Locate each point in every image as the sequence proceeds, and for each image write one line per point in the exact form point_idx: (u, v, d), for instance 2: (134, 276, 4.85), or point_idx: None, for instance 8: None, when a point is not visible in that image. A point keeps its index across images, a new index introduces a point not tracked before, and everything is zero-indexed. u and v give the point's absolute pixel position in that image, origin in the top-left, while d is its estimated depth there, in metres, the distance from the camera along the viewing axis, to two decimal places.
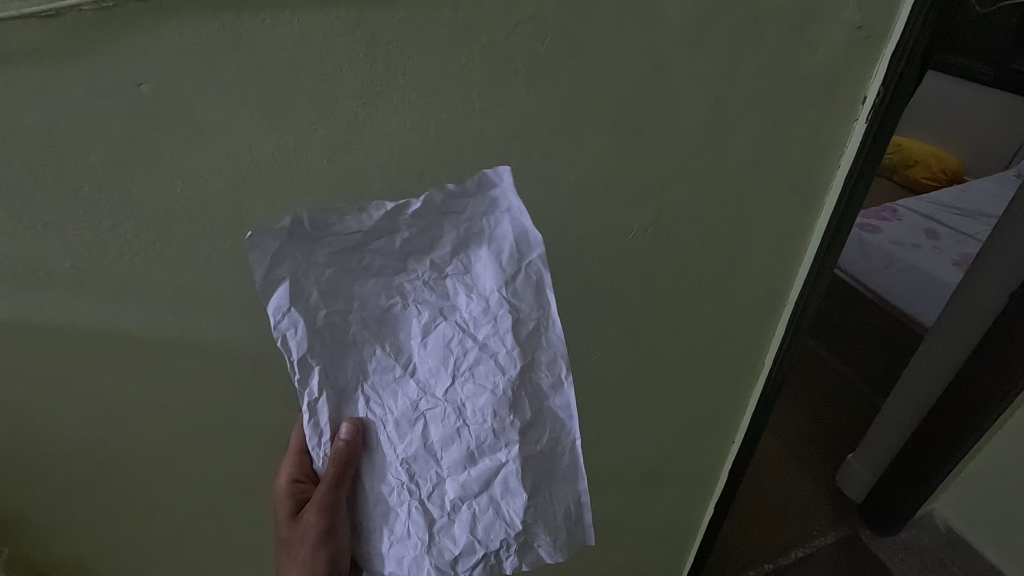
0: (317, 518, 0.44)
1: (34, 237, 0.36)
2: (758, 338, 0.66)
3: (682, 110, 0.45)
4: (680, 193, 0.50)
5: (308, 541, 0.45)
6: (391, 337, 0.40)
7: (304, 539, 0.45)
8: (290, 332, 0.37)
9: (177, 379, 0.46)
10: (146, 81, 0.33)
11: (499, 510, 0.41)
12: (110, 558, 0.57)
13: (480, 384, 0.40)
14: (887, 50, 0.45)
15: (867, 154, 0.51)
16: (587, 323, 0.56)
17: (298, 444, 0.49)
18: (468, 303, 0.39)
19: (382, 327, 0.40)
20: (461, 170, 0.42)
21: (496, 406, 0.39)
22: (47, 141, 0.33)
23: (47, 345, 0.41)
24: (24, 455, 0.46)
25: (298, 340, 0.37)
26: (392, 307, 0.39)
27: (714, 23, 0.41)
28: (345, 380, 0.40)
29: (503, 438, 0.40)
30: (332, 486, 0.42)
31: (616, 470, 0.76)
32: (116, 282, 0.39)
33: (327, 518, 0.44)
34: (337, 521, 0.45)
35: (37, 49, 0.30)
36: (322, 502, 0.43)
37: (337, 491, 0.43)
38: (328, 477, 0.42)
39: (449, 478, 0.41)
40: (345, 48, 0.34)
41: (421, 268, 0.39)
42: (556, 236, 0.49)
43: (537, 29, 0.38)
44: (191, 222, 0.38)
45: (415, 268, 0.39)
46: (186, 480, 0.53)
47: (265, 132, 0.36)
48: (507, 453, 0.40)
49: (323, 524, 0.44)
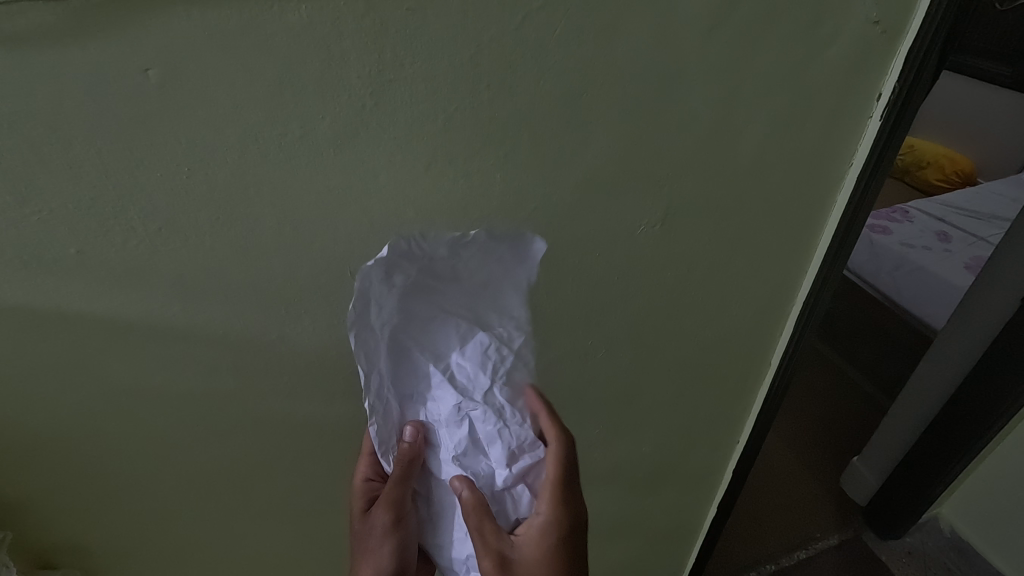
0: (387, 513, 0.49)
1: (39, 221, 0.36)
2: (765, 338, 0.66)
3: (693, 105, 0.44)
4: (690, 190, 0.49)
5: (378, 532, 0.50)
6: (433, 345, 0.46)
7: (374, 532, 0.50)
8: (365, 343, 0.42)
9: (183, 368, 0.46)
10: (153, 67, 0.32)
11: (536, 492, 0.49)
12: (114, 544, 0.57)
13: (514, 387, 0.47)
14: (904, 46, 0.45)
15: (880, 153, 0.50)
16: (594, 320, 0.56)
17: (367, 443, 0.52)
18: (500, 321, 0.46)
19: (427, 338, 0.45)
20: (470, 163, 0.42)
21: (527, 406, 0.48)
22: (53, 125, 0.33)
23: (53, 331, 0.41)
24: (30, 440, 0.46)
25: (371, 350, 0.43)
26: (434, 320, 0.45)
27: (727, 16, 0.40)
28: (401, 386, 0.46)
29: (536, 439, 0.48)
30: (399, 485, 0.48)
31: (619, 468, 0.76)
32: (122, 268, 0.39)
33: (395, 512, 0.49)
34: (404, 514, 0.50)
35: (43, 32, 0.30)
36: (390, 498, 0.48)
37: (402, 489, 0.48)
38: (395, 475, 0.48)
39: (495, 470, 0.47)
40: (354, 35, 0.34)
41: (461, 287, 0.44)
42: (564, 232, 0.48)
43: (548, 21, 0.37)
44: (197, 210, 0.38)
45: (456, 287, 0.43)
46: (191, 469, 0.53)
47: (272, 120, 0.36)
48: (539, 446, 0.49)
49: (391, 518, 0.49)
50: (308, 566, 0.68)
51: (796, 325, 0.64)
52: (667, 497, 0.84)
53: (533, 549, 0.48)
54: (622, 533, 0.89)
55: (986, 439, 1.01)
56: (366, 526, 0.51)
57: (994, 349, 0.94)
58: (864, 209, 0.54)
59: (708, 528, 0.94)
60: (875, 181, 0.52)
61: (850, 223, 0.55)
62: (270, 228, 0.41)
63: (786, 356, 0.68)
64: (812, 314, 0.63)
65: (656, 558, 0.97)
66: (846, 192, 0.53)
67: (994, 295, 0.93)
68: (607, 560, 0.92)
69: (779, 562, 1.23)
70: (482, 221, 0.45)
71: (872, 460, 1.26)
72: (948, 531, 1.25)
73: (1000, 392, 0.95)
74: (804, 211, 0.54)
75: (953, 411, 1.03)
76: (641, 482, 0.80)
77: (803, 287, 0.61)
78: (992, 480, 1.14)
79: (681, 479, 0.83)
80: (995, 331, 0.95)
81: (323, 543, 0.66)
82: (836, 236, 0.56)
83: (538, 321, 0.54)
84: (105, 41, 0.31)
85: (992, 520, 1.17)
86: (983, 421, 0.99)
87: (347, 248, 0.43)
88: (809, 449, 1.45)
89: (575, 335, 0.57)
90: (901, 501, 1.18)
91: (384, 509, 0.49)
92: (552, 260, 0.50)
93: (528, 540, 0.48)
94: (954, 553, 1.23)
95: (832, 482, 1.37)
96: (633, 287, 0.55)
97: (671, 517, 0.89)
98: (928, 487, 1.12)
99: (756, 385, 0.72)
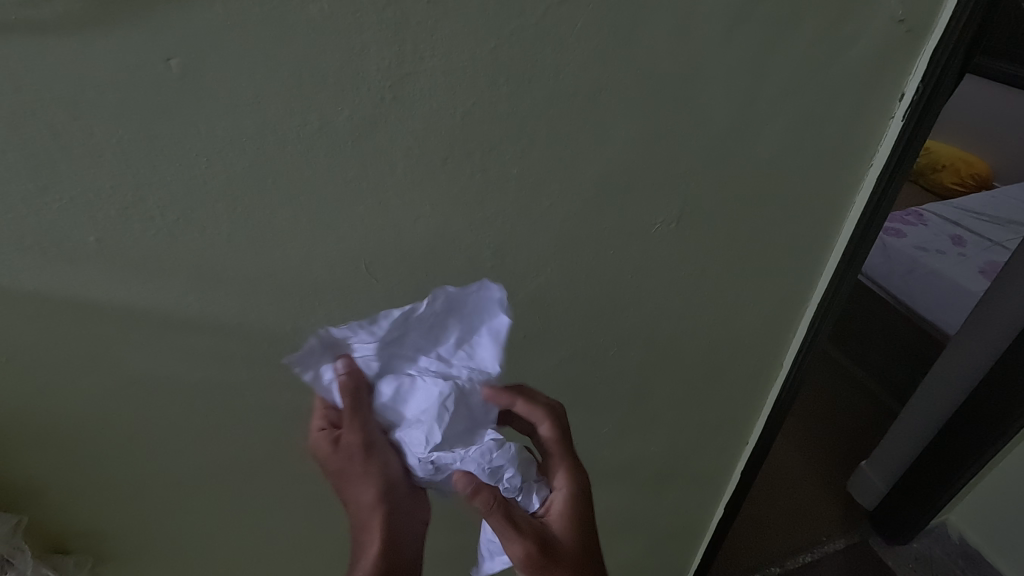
0: (350, 434, 0.48)
1: (60, 209, 0.36)
2: (778, 338, 0.65)
3: (713, 102, 0.44)
4: (706, 188, 0.49)
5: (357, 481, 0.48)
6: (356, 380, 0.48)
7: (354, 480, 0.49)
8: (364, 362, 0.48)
9: (197, 357, 0.46)
10: (175, 56, 0.32)
11: (497, 471, 0.47)
12: (127, 530, 0.57)
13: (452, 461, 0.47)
14: (930, 45, 0.44)
15: (902, 153, 0.49)
16: (605, 317, 0.56)
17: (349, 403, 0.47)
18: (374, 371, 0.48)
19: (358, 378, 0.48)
20: (487, 156, 0.42)
21: (481, 470, 0.47)
22: (75, 113, 0.33)
23: (69, 318, 0.41)
24: (46, 425, 0.47)
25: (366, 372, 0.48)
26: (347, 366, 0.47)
27: (750, 10, 0.40)
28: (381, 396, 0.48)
29: (505, 448, 0.48)
30: (355, 411, 0.47)
31: (628, 466, 0.76)
32: (140, 257, 0.40)
33: (364, 433, 0.48)
34: (376, 445, 0.48)
35: (68, 18, 0.30)
36: (353, 419, 0.48)
37: (364, 415, 0.48)
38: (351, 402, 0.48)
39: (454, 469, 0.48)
40: (374, 27, 0.34)
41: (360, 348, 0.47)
42: (579, 228, 0.48)
43: (568, 13, 0.37)
44: (216, 201, 0.38)
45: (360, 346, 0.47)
46: (203, 457, 0.53)
47: (293, 110, 0.36)
48: (497, 464, 0.47)
49: (361, 443, 0.48)
50: (316, 557, 0.68)
51: (809, 327, 0.64)
52: (674, 497, 0.84)
53: (561, 524, 0.48)
54: (629, 532, 0.88)
55: (998, 446, 1.00)
56: (346, 459, 0.48)
57: (1008, 355, 0.93)
58: (884, 211, 0.53)
59: (715, 529, 0.94)
60: (894, 184, 0.52)
61: (868, 225, 0.54)
62: (287, 219, 0.41)
63: (799, 358, 0.67)
64: (826, 316, 0.62)
65: (662, 559, 0.97)
66: (865, 193, 0.52)
67: (1010, 300, 0.92)
68: (613, 559, 0.92)
69: (785, 565, 1.21)
70: (498, 215, 0.45)
71: (878, 463, 1.25)
72: (957, 537, 1.24)
73: (1011, 399, 0.94)
74: (823, 210, 0.54)
75: (964, 416, 1.02)
76: (649, 481, 0.80)
77: (819, 289, 0.61)
78: (1002, 486, 1.13)
79: (690, 478, 0.82)
80: (1010, 336, 0.94)
81: (330, 535, 0.66)
82: (853, 240, 0.55)
83: (550, 317, 0.54)
84: (128, 29, 0.31)
85: (999, 525, 1.17)
86: (994, 427, 0.98)
87: (362, 241, 0.43)
88: (817, 453, 1.44)
89: (587, 332, 0.56)
90: (909, 506, 1.17)
91: (353, 429, 0.48)
92: (567, 256, 0.50)
93: (552, 517, 0.49)
94: (963, 561, 1.21)
95: (840, 485, 1.36)
96: (647, 284, 0.54)
97: (678, 517, 0.89)
98: (936, 493, 1.11)
99: (767, 386, 0.71)
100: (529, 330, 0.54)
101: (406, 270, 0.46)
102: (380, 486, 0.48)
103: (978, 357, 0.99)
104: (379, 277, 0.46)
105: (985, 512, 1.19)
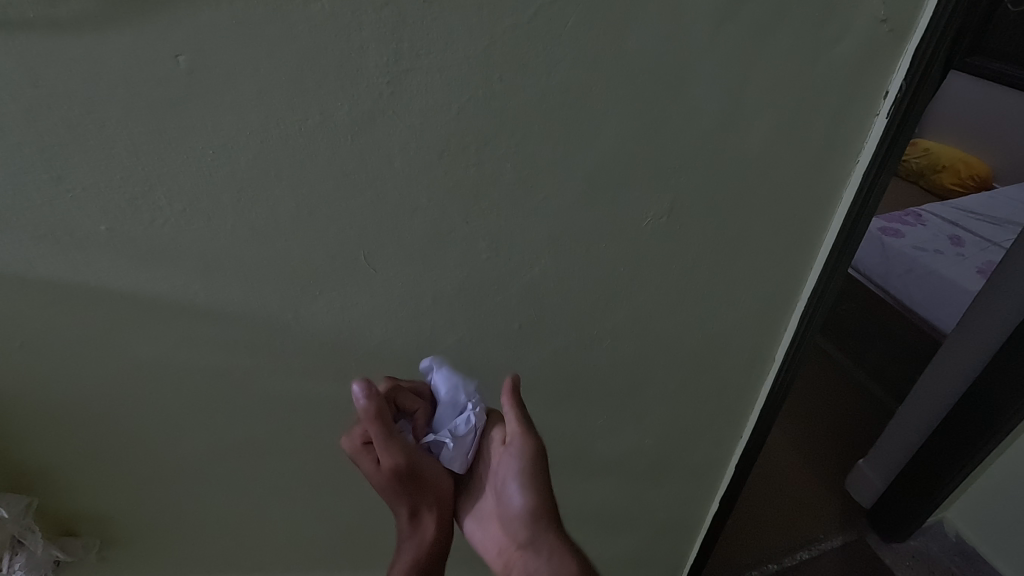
0: (395, 459, 0.47)
1: (72, 199, 0.38)
2: (770, 332, 0.66)
3: (700, 99, 0.45)
4: (696, 183, 0.50)
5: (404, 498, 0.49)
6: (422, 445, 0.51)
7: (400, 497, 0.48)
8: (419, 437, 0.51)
9: (202, 344, 0.48)
10: (183, 53, 0.34)
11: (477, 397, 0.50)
12: (133, 514, 0.59)
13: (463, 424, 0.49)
14: (912, 44, 0.45)
15: (888, 148, 0.51)
16: (598, 309, 0.57)
17: (366, 413, 0.46)
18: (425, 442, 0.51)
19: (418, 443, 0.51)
20: (481, 152, 0.43)
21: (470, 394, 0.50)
22: (88, 107, 0.35)
23: (79, 304, 0.43)
24: (55, 408, 0.48)
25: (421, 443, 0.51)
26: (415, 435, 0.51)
27: (736, 11, 0.41)
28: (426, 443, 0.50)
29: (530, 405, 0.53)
30: (385, 433, 0.47)
31: (622, 458, 0.77)
32: (147, 246, 0.41)
33: (405, 455, 0.48)
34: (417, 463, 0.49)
35: (82, 17, 0.32)
36: (393, 443, 0.47)
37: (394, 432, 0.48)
38: (371, 408, 0.46)
39: (463, 414, 0.49)
40: (372, 25, 0.36)
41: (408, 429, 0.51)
42: (571, 220, 0.49)
43: (559, 13, 0.38)
44: (220, 192, 0.40)
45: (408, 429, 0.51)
46: (207, 442, 0.55)
47: (295, 105, 0.38)
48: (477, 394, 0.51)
49: (398, 464, 0.47)
50: (315, 544, 0.70)
51: (800, 320, 0.65)
52: (667, 491, 0.85)
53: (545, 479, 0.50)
54: (625, 524, 0.90)
55: (991, 444, 1.00)
56: (385, 481, 0.48)
57: (1002, 351, 0.94)
58: (870, 206, 0.55)
59: (710, 525, 0.94)
60: (880, 181, 0.53)
61: (856, 221, 0.55)
62: (289, 211, 0.42)
63: (790, 351, 0.68)
64: (817, 310, 0.63)
65: (657, 552, 0.98)
66: (852, 190, 0.54)
67: (1005, 296, 0.93)
68: (607, 551, 0.93)
69: (781, 562, 1.21)
70: (492, 208, 0.46)
71: (877, 461, 1.26)
72: (954, 535, 1.25)
73: (1003, 396, 0.95)
74: (812, 204, 0.55)
75: (959, 413, 1.03)
76: (643, 474, 0.81)
77: (808, 283, 0.62)
78: (998, 483, 1.14)
79: (685, 471, 0.83)
80: (1005, 335, 0.95)
81: (331, 523, 0.67)
82: (840, 237, 0.57)
83: (544, 309, 0.55)
84: (139, 28, 0.33)
85: (995, 521, 1.17)
86: (987, 425, 0.99)
87: (360, 233, 0.45)
88: (815, 450, 1.45)
89: (580, 322, 0.58)
90: (905, 505, 1.17)
91: (392, 451, 0.47)
92: (559, 249, 0.51)
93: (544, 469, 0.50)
94: (960, 557, 1.22)
95: (838, 483, 1.37)
96: (638, 278, 0.56)
97: (674, 511, 0.90)
98: (931, 490, 1.11)
99: (759, 381, 0.72)
100: (524, 321, 0.55)
101: (403, 262, 0.48)
102: (428, 499, 0.50)
103: (974, 356, 1.01)
104: (378, 268, 0.47)
105: (983, 509, 1.19)
